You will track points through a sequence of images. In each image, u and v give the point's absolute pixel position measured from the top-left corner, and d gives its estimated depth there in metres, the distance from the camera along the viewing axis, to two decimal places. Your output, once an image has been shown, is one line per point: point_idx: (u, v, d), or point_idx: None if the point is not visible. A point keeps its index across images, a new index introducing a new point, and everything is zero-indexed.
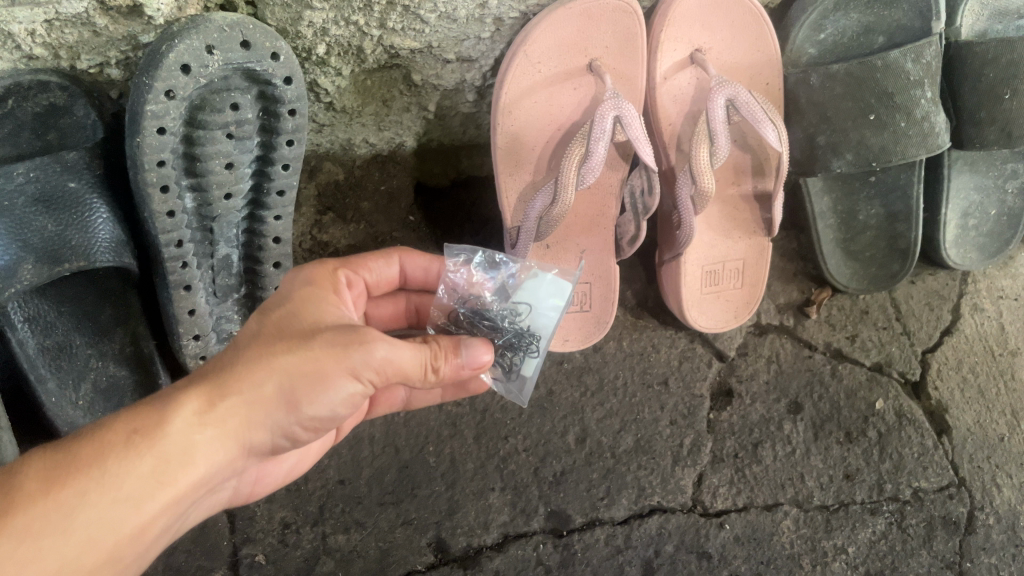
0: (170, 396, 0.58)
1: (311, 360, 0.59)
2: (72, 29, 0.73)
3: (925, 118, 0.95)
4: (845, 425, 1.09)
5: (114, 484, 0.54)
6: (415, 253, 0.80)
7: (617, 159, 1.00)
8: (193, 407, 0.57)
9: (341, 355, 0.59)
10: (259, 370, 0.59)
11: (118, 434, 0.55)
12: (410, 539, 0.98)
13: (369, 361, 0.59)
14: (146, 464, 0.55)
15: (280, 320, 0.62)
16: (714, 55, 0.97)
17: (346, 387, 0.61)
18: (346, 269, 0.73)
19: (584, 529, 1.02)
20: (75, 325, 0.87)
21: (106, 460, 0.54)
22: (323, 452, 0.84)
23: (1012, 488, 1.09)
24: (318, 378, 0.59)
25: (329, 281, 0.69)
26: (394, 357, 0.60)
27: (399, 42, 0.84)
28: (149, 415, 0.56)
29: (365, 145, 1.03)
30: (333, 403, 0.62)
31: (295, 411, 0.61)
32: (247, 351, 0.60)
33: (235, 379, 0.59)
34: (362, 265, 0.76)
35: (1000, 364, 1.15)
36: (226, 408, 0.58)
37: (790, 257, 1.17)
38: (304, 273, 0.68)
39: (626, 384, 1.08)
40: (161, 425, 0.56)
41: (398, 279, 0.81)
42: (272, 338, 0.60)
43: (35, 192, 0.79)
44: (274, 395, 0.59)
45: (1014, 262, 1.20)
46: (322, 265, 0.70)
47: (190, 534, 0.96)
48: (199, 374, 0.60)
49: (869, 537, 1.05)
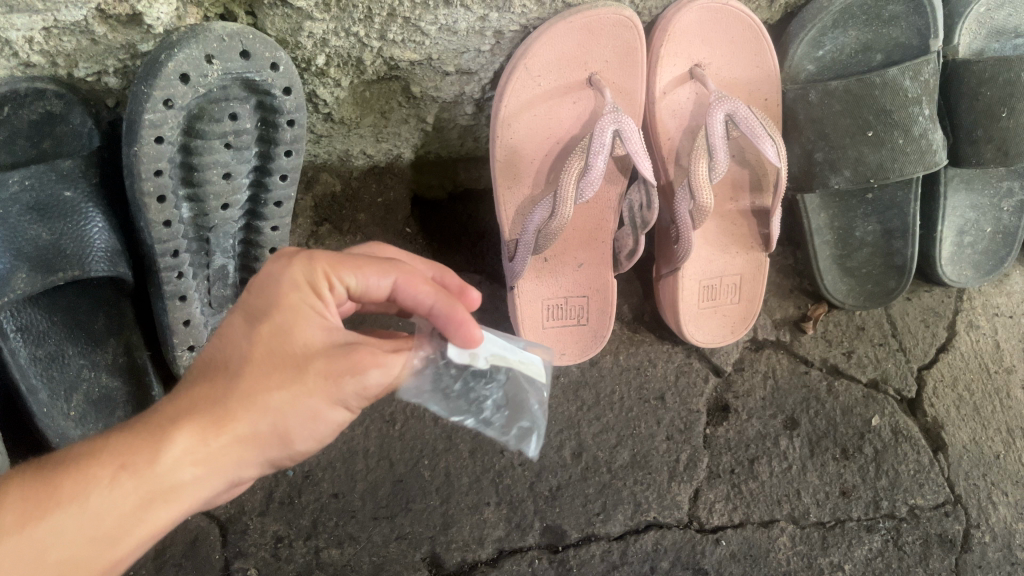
0: (161, 429, 0.56)
1: (302, 397, 0.58)
2: (69, 37, 0.72)
3: (924, 135, 0.96)
4: (841, 441, 1.09)
5: (95, 521, 0.53)
6: (420, 278, 0.65)
7: (616, 173, 1.00)
8: (184, 445, 0.56)
9: (334, 386, 0.59)
10: (251, 406, 0.58)
11: (103, 470, 0.53)
12: (404, 554, 0.97)
13: (362, 388, 0.59)
14: (131, 500, 0.54)
15: (272, 344, 0.59)
16: (713, 71, 0.97)
17: (336, 415, 0.61)
18: (334, 274, 0.63)
19: (578, 545, 1.00)
20: (67, 335, 0.87)
21: (87, 498, 0.53)
22: None
23: (1007, 506, 1.09)
24: (311, 415, 0.59)
25: (315, 286, 0.62)
26: (385, 382, 0.60)
27: (398, 54, 0.84)
28: (136, 450, 0.55)
29: (363, 156, 1.03)
30: (320, 433, 0.62)
31: (283, 447, 0.61)
32: (243, 381, 0.58)
33: (231, 414, 0.57)
34: (345, 272, 0.63)
35: (995, 382, 1.15)
36: (218, 445, 0.57)
37: (786, 274, 1.18)
38: (290, 273, 0.61)
39: (623, 399, 1.08)
40: (149, 461, 0.54)
41: (388, 295, 0.66)
42: (264, 368, 0.58)
43: (29, 201, 0.78)
44: (264, 431, 0.58)
45: (1008, 280, 1.21)
46: (310, 262, 0.62)
47: (183, 546, 0.95)
48: (189, 402, 0.57)
49: (866, 555, 1.04)
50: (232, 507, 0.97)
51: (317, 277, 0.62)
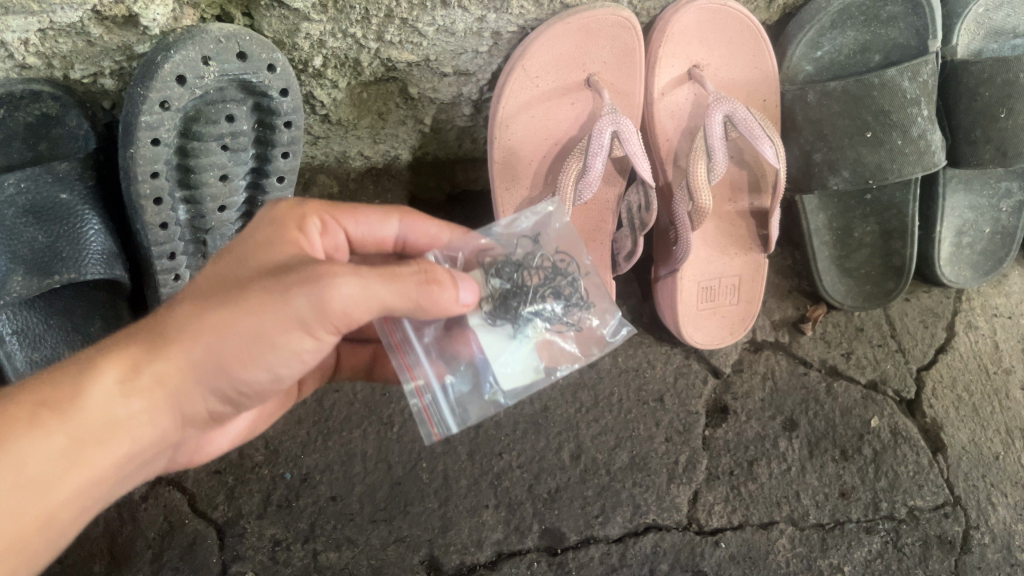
0: (92, 364, 0.57)
1: (247, 320, 0.56)
2: (65, 38, 0.71)
3: (922, 136, 0.96)
4: (840, 442, 1.09)
5: (26, 459, 0.54)
6: (422, 217, 0.72)
7: (614, 174, 1.00)
8: (114, 376, 0.56)
9: (283, 302, 0.55)
10: (186, 334, 0.57)
11: (31, 408, 0.55)
12: (402, 557, 0.97)
13: (321, 301, 0.54)
14: (58, 441, 0.55)
15: (224, 270, 0.59)
16: (711, 72, 0.98)
17: (293, 341, 0.57)
18: (326, 213, 0.65)
19: (578, 547, 1.00)
20: (63, 338, 0.85)
21: (14, 436, 0.54)
22: (278, 414, 0.82)
23: (1006, 507, 1.09)
24: (260, 339, 0.56)
25: (294, 217, 0.63)
26: (359, 298, 0.55)
27: (395, 55, 0.83)
28: (65, 387, 0.56)
29: (360, 158, 1.03)
30: (273, 363, 0.59)
31: (233, 375, 0.59)
32: (183, 309, 0.57)
33: (167, 342, 0.57)
34: (350, 216, 0.67)
35: (994, 382, 1.15)
36: (152, 374, 0.57)
37: (785, 274, 1.17)
38: (274, 210, 0.62)
39: (622, 400, 1.07)
40: (78, 396, 0.56)
41: (393, 238, 0.74)
42: (204, 295, 0.58)
43: (25, 204, 0.78)
44: (207, 357, 0.57)
45: (1007, 280, 1.21)
46: (293, 202, 0.64)
47: (180, 550, 0.94)
48: (126, 337, 0.58)
49: (864, 557, 1.04)
50: (229, 510, 0.96)
51: (306, 213, 0.63)
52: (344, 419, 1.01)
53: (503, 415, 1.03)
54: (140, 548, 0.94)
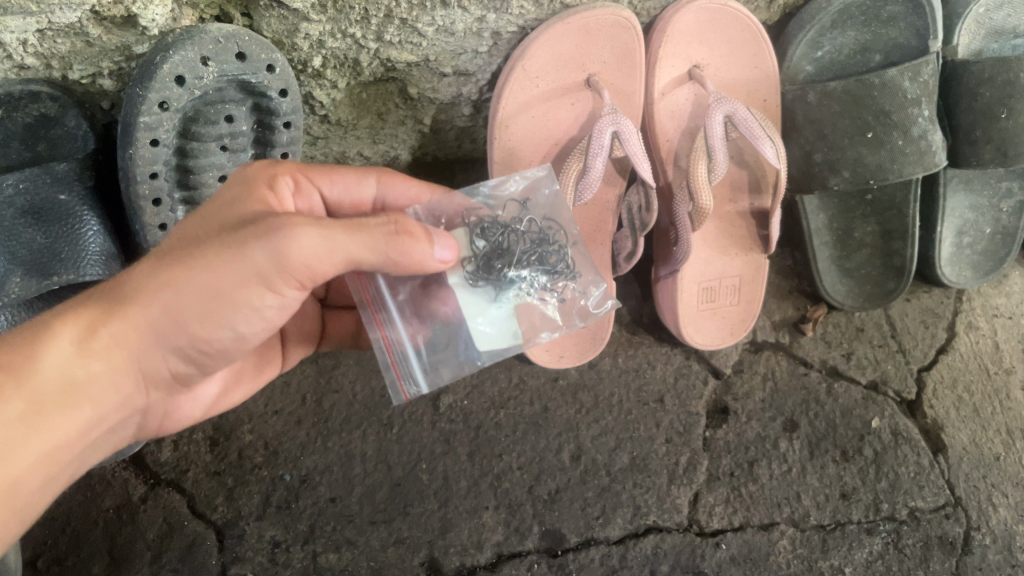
0: (53, 325, 0.58)
1: (205, 276, 0.56)
2: (64, 39, 0.71)
3: (923, 136, 0.95)
4: (841, 443, 1.08)
5: None
6: (398, 178, 0.74)
7: (614, 174, 1.00)
8: (73, 337, 0.57)
9: (239, 255, 0.55)
10: (145, 291, 0.57)
11: None
12: (402, 558, 0.97)
13: (280, 253, 0.55)
14: (16, 405, 0.56)
15: (187, 228, 0.60)
16: (712, 72, 0.97)
17: (253, 297, 0.58)
18: (297, 172, 0.66)
19: (578, 548, 1.00)
20: None
21: None
22: (255, 383, 0.82)
23: (1007, 508, 1.08)
24: (220, 295, 0.57)
25: (263, 177, 0.64)
26: (320, 251, 0.55)
27: (395, 55, 0.83)
28: (26, 348, 0.57)
29: (359, 158, 1.02)
30: (235, 320, 0.60)
31: (195, 333, 0.60)
32: (143, 267, 0.58)
33: (126, 301, 0.57)
34: (324, 176, 0.69)
35: (995, 383, 1.15)
36: (112, 332, 0.58)
37: (785, 275, 1.17)
38: (245, 170, 0.64)
39: (622, 401, 1.07)
40: (38, 357, 0.57)
41: (371, 201, 0.75)
42: (164, 253, 0.58)
43: (23, 205, 0.78)
44: (167, 314, 0.58)
45: (1008, 280, 1.20)
46: (262, 163, 0.65)
47: (179, 551, 0.94)
48: (88, 299, 0.59)
49: (866, 558, 1.04)
50: (229, 512, 0.96)
51: (276, 171, 0.64)
52: (343, 420, 1.01)
53: (503, 416, 1.03)
54: (139, 550, 0.94)
